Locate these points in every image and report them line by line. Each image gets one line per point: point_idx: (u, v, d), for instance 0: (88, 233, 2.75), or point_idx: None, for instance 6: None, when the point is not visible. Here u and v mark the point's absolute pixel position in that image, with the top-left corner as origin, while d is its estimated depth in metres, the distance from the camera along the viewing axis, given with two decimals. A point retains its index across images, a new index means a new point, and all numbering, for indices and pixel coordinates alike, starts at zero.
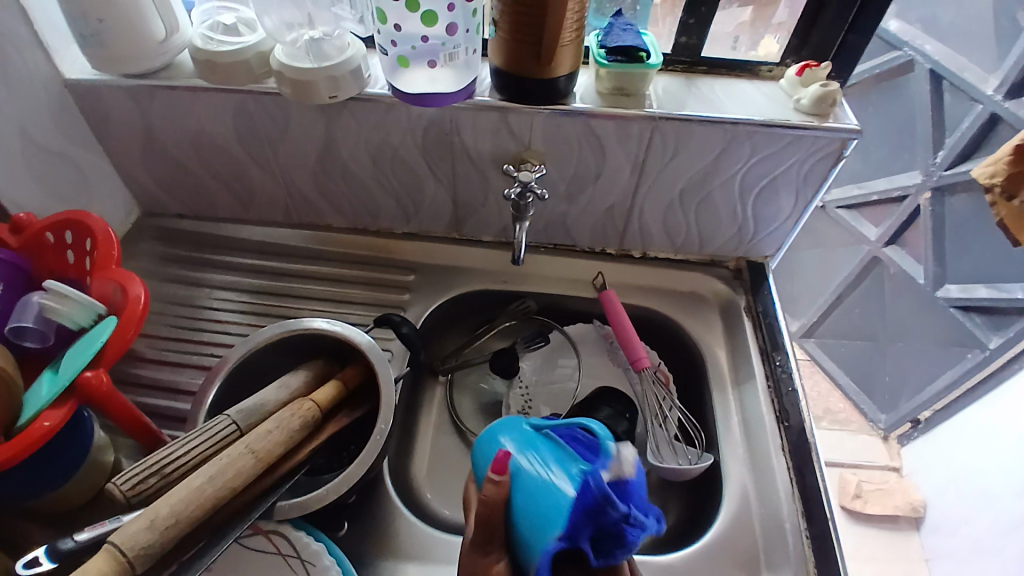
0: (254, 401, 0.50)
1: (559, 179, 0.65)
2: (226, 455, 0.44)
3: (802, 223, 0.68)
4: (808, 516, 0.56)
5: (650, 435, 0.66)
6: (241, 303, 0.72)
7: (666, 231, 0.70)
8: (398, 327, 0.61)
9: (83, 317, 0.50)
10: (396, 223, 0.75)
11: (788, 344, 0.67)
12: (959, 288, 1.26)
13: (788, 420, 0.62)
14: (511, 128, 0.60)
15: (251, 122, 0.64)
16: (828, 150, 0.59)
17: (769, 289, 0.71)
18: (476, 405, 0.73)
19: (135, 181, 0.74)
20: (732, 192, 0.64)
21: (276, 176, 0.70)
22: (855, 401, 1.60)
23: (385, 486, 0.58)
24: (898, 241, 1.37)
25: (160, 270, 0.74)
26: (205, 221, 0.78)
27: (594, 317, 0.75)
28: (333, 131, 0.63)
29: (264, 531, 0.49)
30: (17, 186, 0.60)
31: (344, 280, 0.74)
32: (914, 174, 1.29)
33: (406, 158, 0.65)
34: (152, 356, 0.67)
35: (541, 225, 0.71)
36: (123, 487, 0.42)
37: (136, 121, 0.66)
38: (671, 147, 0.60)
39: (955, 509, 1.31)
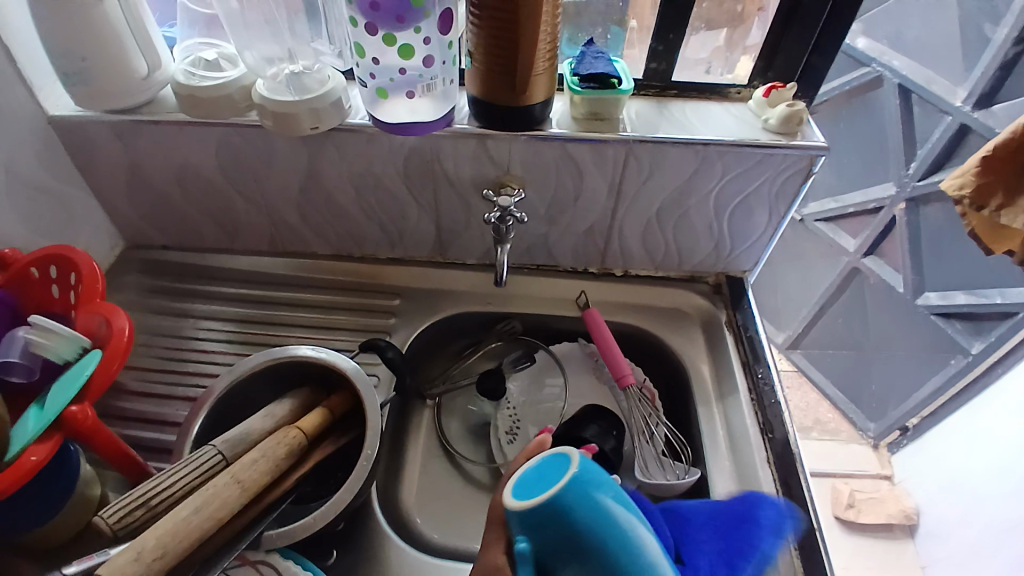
0: (240, 430, 0.50)
1: (539, 202, 0.67)
2: (212, 486, 0.44)
3: (777, 238, 0.70)
4: (796, 525, 0.57)
5: (638, 452, 0.66)
6: (227, 333, 0.72)
7: (646, 250, 0.72)
8: (384, 352, 0.61)
9: (69, 351, 0.50)
10: (380, 248, 0.76)
11: (769, 356, 0.68)
12: (939, 295, 1.29)
13: (773, 431, 0.63)
14: (490, 154, 0.62)
15: (235, 154, 0.65)
16: (798, 167, 0.61)
17: (748, 303, 0.73)
18: (465, 428, 0.74)
19: (119, 214, 0.74)
20: (708, 209, 0.66)
21: (261, 206, 0.71)
22: (843, 411, 1.61)
23: (374, 512, 0.58)
24: (877, 251, 1.40)
25: (146, 302, 0.75)
26: (190, 252, 0.78)
27: (579, 336, 0.76)
28: (315, 161, 0.64)
29: (251, 562, 0.49)
30: None
31: (330, 307, 0.74)
32: (887, 186, 1.32)
33: (388, 185, 0.66)
34: (138, 388, 0.67)
35: (524, 247, 0.73)
36: (109, 520, 0.41)
37: (120, 155, 0.67)
38: (646, 168, 0.62)
39: (947, 515, 1.31)
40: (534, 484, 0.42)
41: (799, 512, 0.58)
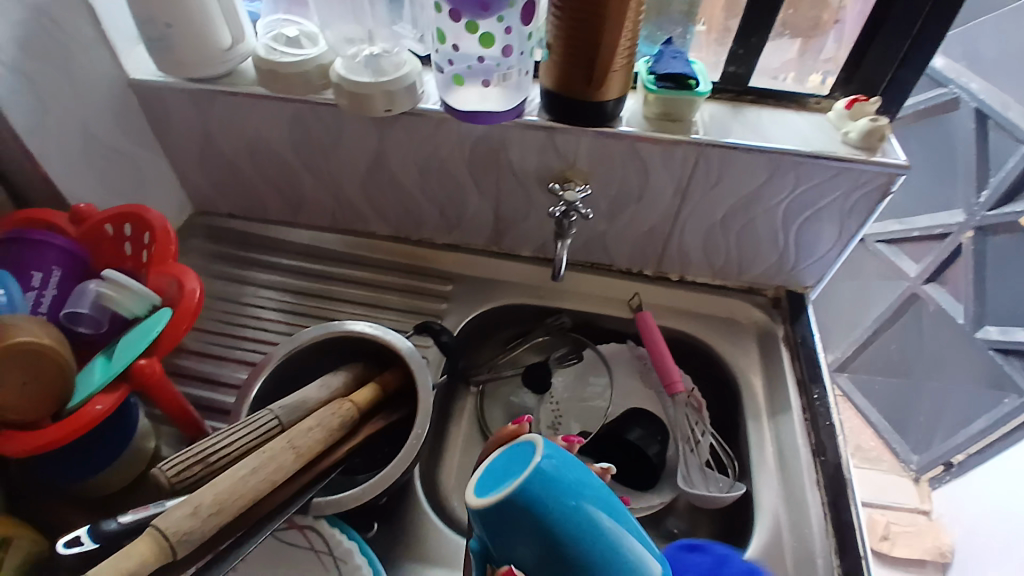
0: (297, 398, 0.52)
1: (602, 199, 0.66)
2: (268, 450, 0.45)
3: (845, 254, 0.67)
4: (842, 550, 0.56)
5: (681, 460, 0.65)
6: (285, 303, 0.74)
7: (705, 255, 0.71)
8: (437, 335, 0.62)
9: (138, 308, 0.54)
10: (437, 233, 0.76)
11: (827, 378, 0.66)
12: (999, 329, 1.23)
13: (824, 454, 0.62)
14: (557, 147, 0.61)
15: (306, 129, 0.66)
16: (875, 183, 0.59)
17: (808, 319, 0.71)
18: (507, 417, 0.73)
19: (190, 180, 0.77)
20: (775, 219, 0.64)
21: (326, 182, 0.73)
22: (886, 439, 1.55)
23: (415, 491, 0.58)
24: (939, 278, 1.33)
25: (210, 267, 0.77)
26: (254, 222, 0.81)
27: (628, 337, 0.75)
28: (384, 142, 0.65)
29: (299, 526, 0.50)
30: (75, 179, 0.63)
31: (383, 286, 0.76)
32: (954, 213, 1.26)
33: (452, 171, 0.67)
34: (199, 349, 0.70)
35: (580, 243, 0.72)
36: (168, 474, 0.44)
37: (198, 124, 0.69)
38: (715, 174, 0.61)
39: (989, 558, 1.26)
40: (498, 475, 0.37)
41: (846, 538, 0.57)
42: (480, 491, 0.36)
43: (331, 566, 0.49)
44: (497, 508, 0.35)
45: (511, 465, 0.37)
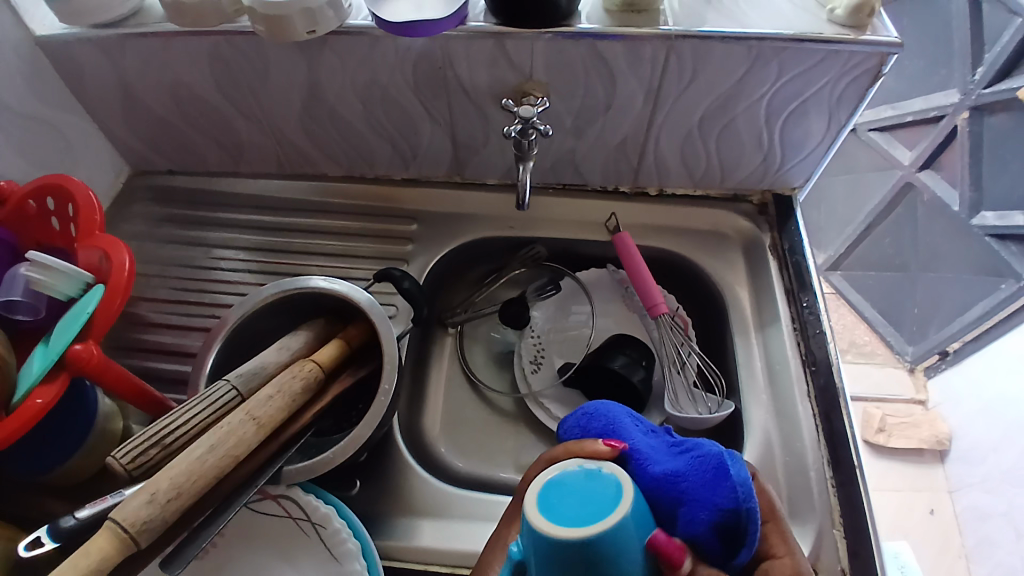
0: (254, 365, 0.48)
1: (565, 113, 0.60)
2: (225, 424, 0.42)
3: (834, 149, 0.62)
4: (834, 462, 0.55)
5: (668, 382, 0.63)
6: (241, 261, 0.69)
7: (684, 165, 0.65)
8: (398, 282, 0.58)
9: (71, 289, 0.47)
10: (393, 168, 0.70)
11: (816, 283, 0.63)
12: (996, 215, 1.16)
13: (815, 362, 0.59)
14: (508, 56, 0.54)
15: (229, 67, 0.58)
16: (866, 66, 0.53)
17: (797, 224, 0.67)
18: (487, 356, 0.71)
19: (120, 139, 0.70)
20: (757, 117, 0.58)
21: (264, 125, 0.66)
22: (881, 334, 1.54)
23: (397, 443, 0.57)
24: (934, 164, 1.25)
25: (155, 231, 0.71)
26: (196, 177, 0.74)
27: (608, 261, 0.71)
28: (317, 72, 0.58)
29: (272, 496, 0.48)
30: None
31: (344, 232, 0.71)
32: (950, 93, 1.15)
33: (398, 97, 0.60)
34: (157, 320, 0.66)
35: (548, 164, 0.66)
36: (123, 461, 0.40)
37: (111, 77, 0.61)
38: (688, 70, 0.54)
39: (982, 439, 1.29)
40: (560, 498, 0.34)
41: (839, 449, 0.55)
42: (553, 518, 0.33)
43: (311, 530, 0.47)
44: (550, 542, 0.33)
45: (585, 498, 0.34)
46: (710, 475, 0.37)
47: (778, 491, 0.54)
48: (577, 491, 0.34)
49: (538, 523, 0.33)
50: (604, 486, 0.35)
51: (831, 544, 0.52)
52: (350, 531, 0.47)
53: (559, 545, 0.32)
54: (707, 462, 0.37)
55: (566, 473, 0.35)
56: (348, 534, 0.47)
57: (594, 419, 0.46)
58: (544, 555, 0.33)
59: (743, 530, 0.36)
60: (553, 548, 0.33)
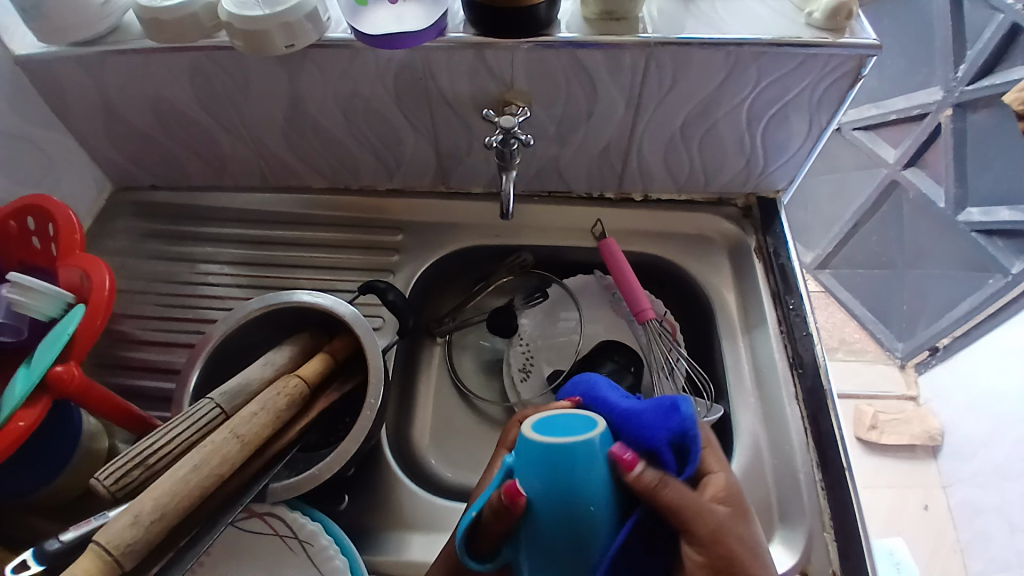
0: (239, 382, 0.48)
1: (548, 120, 0.60)
2: (209, 443, 0.42)
3: (816, 151, 0.62)
4: (823, 464, 0.55)
5: (657, 388, 0.63)
6: (226, 275, 0.69)
7: (668, 170, 0.65)
8: (384, 294, 0.57)
9: (53, 308, 0.47)
10: (378, 179, 0.70)
11: (802, 286, 0.63)
12: (982, 211, 1.17)
13: (802, 365, 0.60)
14: (489, 66, 0.54)
15: (210, 81, 0.58)
16: (844, 69, 0.53)
17: (781, 225, 0.67)
18: (477, 365, 0.71)
19: (102, 155, 0.69)
20: (739, 121, 0.59)
21: (246, 138, 0.65)
22: (871, 331, 1.55)
23: (386, 456, 0.56)
24: (919, 162, 1.26)
25: (139, 246, 0.71)
26: (179, 191, 0.74)
27: (595, 268, 0.71)
28: (298, 85, 0.58)
29: (258, 514, 0.48)
30: None
31: (331, 244, 0.70)
32: (933, 90, 1.16)
33: (380, 109, 0.60)
34: (142, 337, 0.65)
35: (533, 172, 0.67)
36: (106, 483, 0.40)
37: (92, 93, 0.61)
38: (669, 77, 0.55)
39: (973, 434, 1.30)
40: (550, 426, 0.38)
41: (828, 450, 0.55)
42: (539, 429, 0.38)
43: (298, 549, 0.47)
44: (539, 449, 0.36)
45: (570, 425, 0.38)
46: (663, 411, 0.38)
47: (768, 496, 0.54)
48: (560, 419, 0.39)
49: (529, 435, 0.37)
50: (579, 416, 0.39)
51: (820, 546, 0.52)
52: (337, 548, 0.47)
53: (538, 444, 0.36)
54: (664, 400, 0.39)
55: (557, 415, 0.40)
56: (336, 551, 0.47)
57: (576, 384, 0.47)
58: (525, 457, 0.37)
59: (689, 456, 0.37)
60: (533, 450, 0.37)
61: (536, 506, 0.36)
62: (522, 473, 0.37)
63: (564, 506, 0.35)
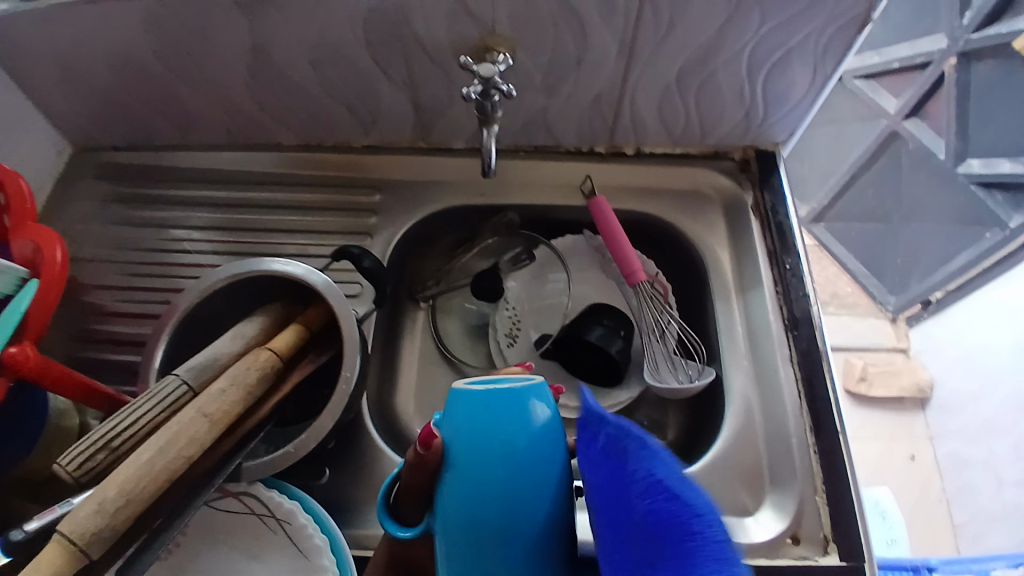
0: (206, 356, 0.45)
1: (533, 69, 0.55)
2: (176, 423, 0.39)
3: (819, 102, 0.59)
4: (816, 429, 0.53)
5: (648, 352, 0.61)
6: (195, 241, 0.65)
7: (662, 122, 0.62)
8: (359, 261, 0.54)
9: (7, 284, 0.43)
10: (353, 134, 0.66)
11: (800, 245, 0.60)
12: (982, 163, 1.14)
13: (797, 328, 0.57)
14: (468, 7, 0.50)
15: (163, 29, 0.53)
16: (853, 14, 0.49)
17: (780, 180, 0.64)
18: (463, 329, 0.69)
19: (56, 114, 0.64)
20: (738, 68, 0.54)
21: (210, 93, 0.60)
22: (864, 285, 1.52)
23: (367, 426, 0.55)
24: (920, 113, 1.22)
25: (102, 211, 0.67)
26: (142, 150, 0.69)
27: (585, 227, 0.68)
28: (260, 32, 0.53)
29: (233, 493, 0.46)
30: None
31: (306, 206, 0.66)
32: (936, 38, 1.12)
33: (351, 57, 0.55)
34: (111, 308, 0.62)
35: (519, 125, 0.62)
36: (69, 467, 0.38)
37: (35, 45, 0.55)
38: (665, 20, 0.50)
39: (961, 387, 1.30)
40: (482, 379, 0.37)
41: (821, 416, 0.54)
42: (471, 381, 0.37)
43: (276, 527, 0.45)
44: (470, 393, 0.35)
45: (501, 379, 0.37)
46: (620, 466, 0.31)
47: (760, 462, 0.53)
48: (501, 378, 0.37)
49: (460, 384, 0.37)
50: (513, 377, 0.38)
51: (812, 512, 0.51)
52: (316, 526, 0.45)
53: (464, 393, 0.35)
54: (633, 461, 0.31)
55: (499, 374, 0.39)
56: (315, 530, 0.45)
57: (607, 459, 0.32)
58: (452, 406, 0.36)
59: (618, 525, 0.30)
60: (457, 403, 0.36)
61: (455, 450, 0.35)
62: (445, 420, 0.36)
63: (480, 453, 0.34)
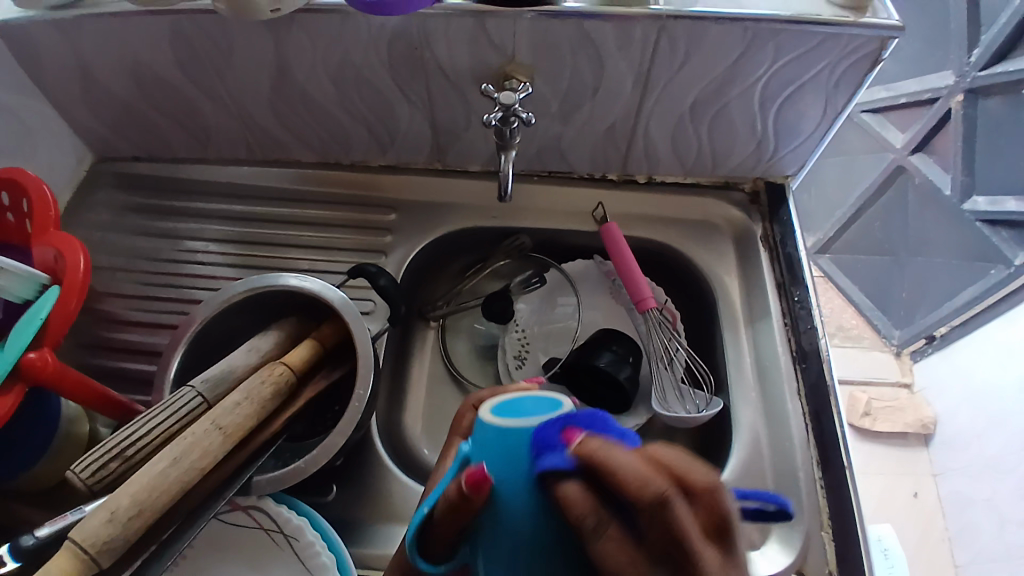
0: (221, 369, 0.45)
1: (551, 96, 0.57)
2: (189, 434, 0.40)
3: (829, 137, 0.60)
4: (824, 463, 0.54)
5: (655, 379, 0.62)
6: (211, 253, 0.66)
7: (674, 152, 0.63)
8: (375, 279, 0.55)
9: (26, 291, 0.43)
10: (371, 154, 0.67)
11: (808, 277, 0.61)
12: (988, 199, 1.16)
13: (806, 360, 0.58)
14: (490, 36, 0.51)
15: (192, 46, 0.55)
16: (866, 51, 0.50)
17: (789, 213, 0.65)
18: (471, 349, 0.69)
19: (80, 123, 0.65)
20: (751, 102, 0.56)
21: (232, 107, 0.62)
22: (868, 317, 1.53)
23: (374, 445, 0.55)
24: (926, 148, 1.23)
25: (121, 220, 0.68)
26: (162, 162, 0.70)
27: (595, 252, 0.69)
28: (286, 52, 0.54)
29: (242, 507, 0.46)
30: None
31: (322, 222, 0.67)
32: (945, 75, 1.13)
33: (374, 80, 0.57)
34: (125, 316, 0.63)
35: (533, 150, 0.64)
36: (83, 475, 0.38)
37: (67, 57, 0.57)
38: (681, 53, 0.51)
39: (966, 424, 1.29)
40: (507, 408, 0.35)
41: (828, 450, 0.54)
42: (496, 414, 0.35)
43: (284, 542, 0.46)
44: (499, 430, 0.33)
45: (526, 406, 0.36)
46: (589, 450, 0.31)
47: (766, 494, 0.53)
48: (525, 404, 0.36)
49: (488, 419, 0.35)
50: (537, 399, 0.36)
51: (817, 546, 0.51)
52: (323, 543, 0.45)
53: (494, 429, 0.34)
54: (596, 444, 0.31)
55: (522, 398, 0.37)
56: (322, 547, 0.45)
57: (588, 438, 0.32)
58: (483, 443, 0.34)
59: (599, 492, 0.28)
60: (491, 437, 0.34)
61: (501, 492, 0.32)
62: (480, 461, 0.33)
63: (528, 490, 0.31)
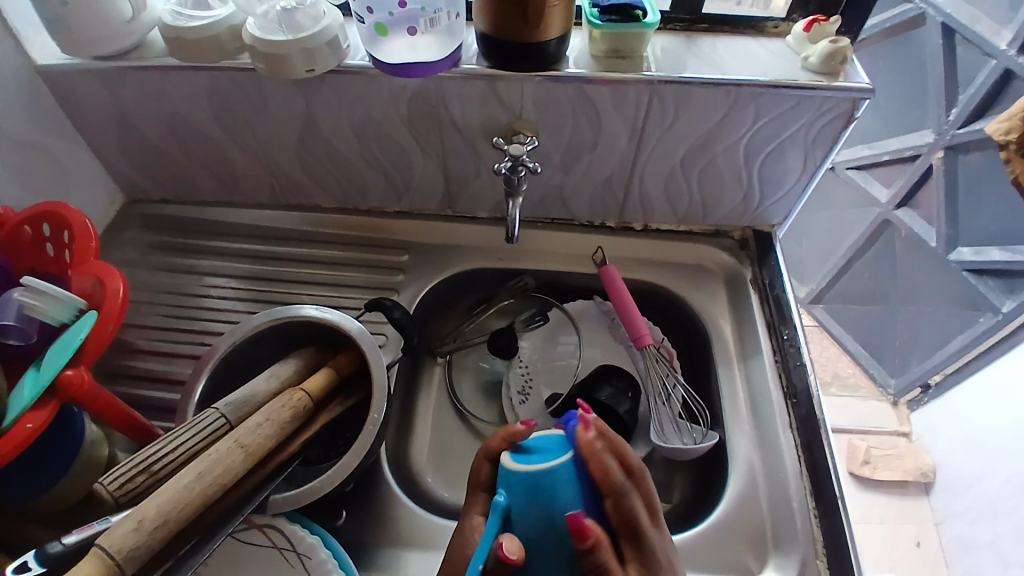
0: (243, 393, 0.48)
1: (554, 150, 0.62)
2: (214, 451, 0.42)
3: (810, 189, 0.65)
4: (816, 493, 0.56)
5: (653, 413, 0.64)
6: (232, 289, 0.70)
7: (668, 201, 0.68)
8: (389, 311, 0.58)
9: (63, 314, 0.47)
10: (386, 200, 0.72)
11: (796, 317, 0.65)
12: (973, 250, 1.20)
13: (796, 395, 0.61)
14: (500, 96, 0.57)
15: (228, 100, 0.60)
16: (839, 110, 0.56)
17: (776, 258, 0.69)
18: (477, 386, 0.72)
19: (117, 168, 0.71)
20: (736, 156, 0.61)
21: (261, 156, 0.67)
22: (863, 365, 1.57)
23: (383, 472, 0.57)
24: (910, 202, 1.30)
25: (146, 258, 0.72)
26: (190, 206, 0.75)
27: (595, 293, 0.73)
28: (313, 107, 0.60)
29: (258, 526, 0.49)
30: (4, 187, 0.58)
31: (338, 262, 0.72)
32: (924, 133, 1.20)
33: (391, 132, 0.62)
34: (147, 347, 0.66)
35: (537, 198, 0.69)
36: (111, 487, 0.40)
37: (112, 108, 0.63)
38: (671, 112, 0.57)
39: (965, 471, 1.29)
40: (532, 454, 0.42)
41: (820, 480, 0.56)
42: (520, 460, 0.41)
43: (296, 562, 0.47)
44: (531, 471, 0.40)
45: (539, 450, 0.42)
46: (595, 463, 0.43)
47: (761, 525, 0.55)
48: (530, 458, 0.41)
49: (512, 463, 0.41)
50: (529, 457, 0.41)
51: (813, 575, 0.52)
52: (334, 561, 0.47)
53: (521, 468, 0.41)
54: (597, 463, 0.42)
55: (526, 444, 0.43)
56: (333, 565, 0.47)
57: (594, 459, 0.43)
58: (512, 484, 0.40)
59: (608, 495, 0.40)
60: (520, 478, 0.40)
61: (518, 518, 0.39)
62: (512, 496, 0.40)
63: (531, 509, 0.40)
